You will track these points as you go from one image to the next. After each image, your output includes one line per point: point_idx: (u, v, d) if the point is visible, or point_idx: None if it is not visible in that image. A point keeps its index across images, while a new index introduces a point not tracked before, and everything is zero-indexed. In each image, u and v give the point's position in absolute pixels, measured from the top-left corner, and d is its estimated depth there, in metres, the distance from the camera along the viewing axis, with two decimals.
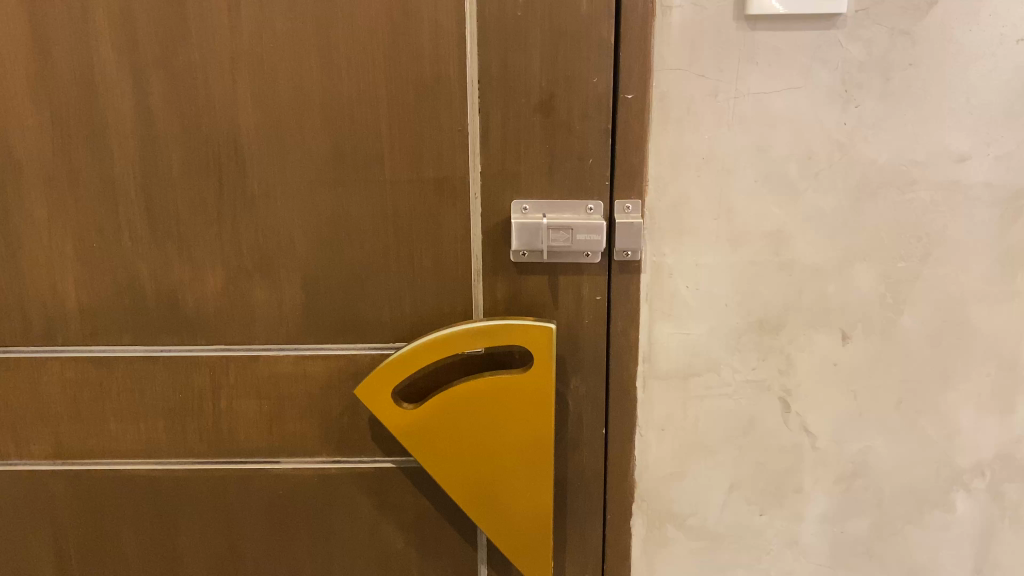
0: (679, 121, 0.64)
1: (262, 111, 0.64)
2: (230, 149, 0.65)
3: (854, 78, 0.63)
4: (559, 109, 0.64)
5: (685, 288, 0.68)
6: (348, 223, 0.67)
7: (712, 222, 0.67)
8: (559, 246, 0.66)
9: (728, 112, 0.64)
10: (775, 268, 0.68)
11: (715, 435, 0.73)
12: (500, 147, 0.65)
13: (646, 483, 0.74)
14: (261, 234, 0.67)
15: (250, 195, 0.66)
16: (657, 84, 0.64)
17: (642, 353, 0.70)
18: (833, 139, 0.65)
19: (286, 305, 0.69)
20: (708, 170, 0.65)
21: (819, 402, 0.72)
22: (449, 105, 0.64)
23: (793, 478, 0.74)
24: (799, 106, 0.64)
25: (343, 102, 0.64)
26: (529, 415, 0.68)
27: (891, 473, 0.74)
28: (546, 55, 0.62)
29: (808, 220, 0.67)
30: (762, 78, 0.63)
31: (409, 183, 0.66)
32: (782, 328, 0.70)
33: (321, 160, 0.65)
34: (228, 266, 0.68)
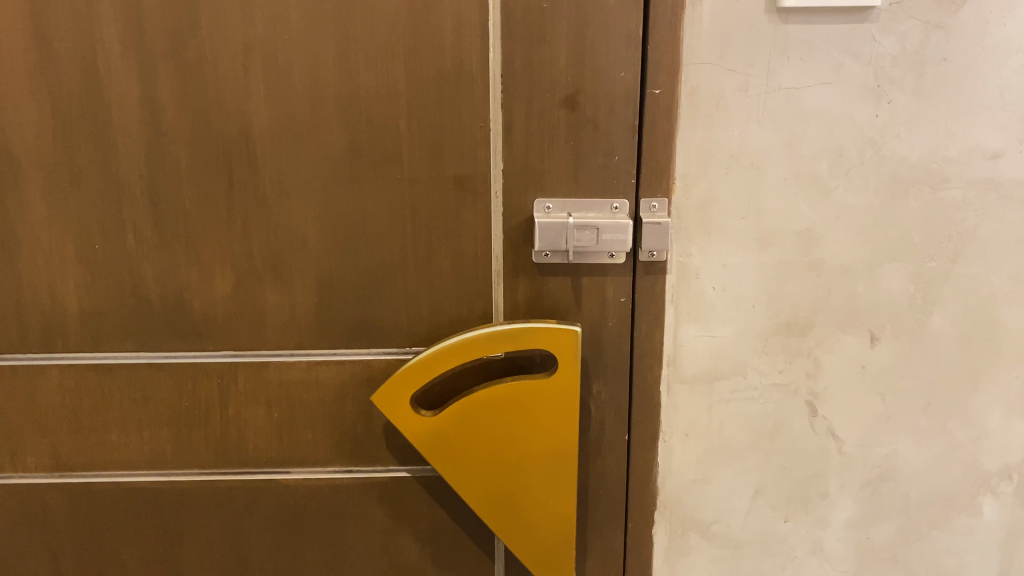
0: (708, 117, 0.62)
1: (275, 106, 0.62)
2: (241, 145, 0.63)
3: (887, 73, 0.62)
4: (586, 104, 0.61)
5: (711, 289, 0.67)
6: (364, 223, 0.64)
7: (740, 221, 0.65)
8: (585, 245, 0.63)
9: (758, 108, 0.62)
10: (804, 269, 0.66)
11: (740, 440, 0.71)
12: (524, 144, 0.62)
13: (668, 490, 0.72)
14: (273, 235, 0.65)
15: (261, 194, 0.64)
16: (686, 79, 0.62)
17: (667, 356, 0.68)
18: (864, 135, 0.63)
19: (298, 308, 0.66)
20: (737, 167, 0.63)
21: (846, 406, 0.70)
22: (471, 100, 0.61)
23: (819, 483, 0.72)
24: (831, 102, 0.62)
25: (360, 96, 0.61)
26: (551, 420, 0.66)
27: (918, 477, 0.72)
28: (572, 49, 0.60)
29: (838, 219, 0.65)
30: (794, 73, 0.62)
31: (428, 181, 0.63)
32: (810, 330, 0.68)
33: (336, 158, 0.63)
34: (238, 268, 0.65)
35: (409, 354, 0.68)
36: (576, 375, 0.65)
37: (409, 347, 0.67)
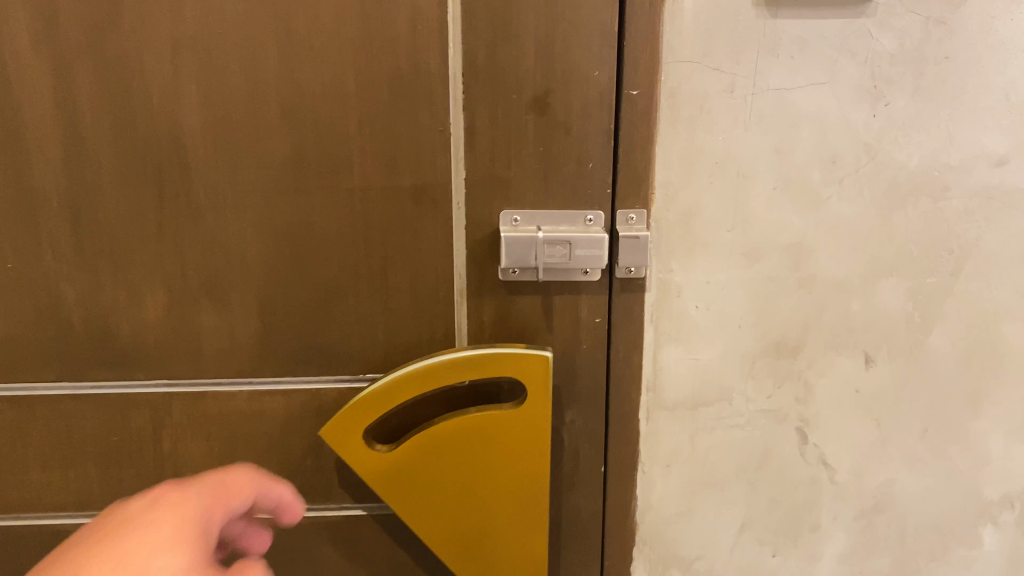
0: (691, 120, 0.57)
1: (209, 108, 0.55)
2: (172, 152, 0.56)
3: (885, 73, 0.57)
4: (556, 107, 0.55)
5: (694, 308, 0.61)
6: (311, 238, 0.58)
7: (725, 234, 0.59)
8: (556, 262, 0.58)
9: (745, 110, 0.57)
10: (794, 285, 0.61)
11: (725, 470, 0.65)
12: (487, 150, 0.56)
13: (648, 525, 0.66)
14: (209, 251, 0.58)
15: (196, 206, 0.57)
16: (666, 78, 0.56)
17: (646, 381, 0.63)
18: (860, 140, 0.58)
19: (238, 332, 0.60)
20: (722, 175, 0.58)
21: (839, 432, 0.65)
22: (429, 101, 0.55)
23: (810, 515, 0.67)
24: (823, 104, 0.57)
25: (305, 97, 0.55)
26: (520, 454, 0.60)
27: (916, 507, 0.67)
28: (541, 45, 0.54)
29: (831, 231, 0.60)
30: (784, 72, 0.56)
31: (381, 191, 0.57)
32: (801, 352, 0.63)
33: (279, 166, 0.56)
34: (170, 289, 0.59)
35: (364, 381, 0.61)
36: (546, 404, 0.59)
37: (363, 374, 0.61)
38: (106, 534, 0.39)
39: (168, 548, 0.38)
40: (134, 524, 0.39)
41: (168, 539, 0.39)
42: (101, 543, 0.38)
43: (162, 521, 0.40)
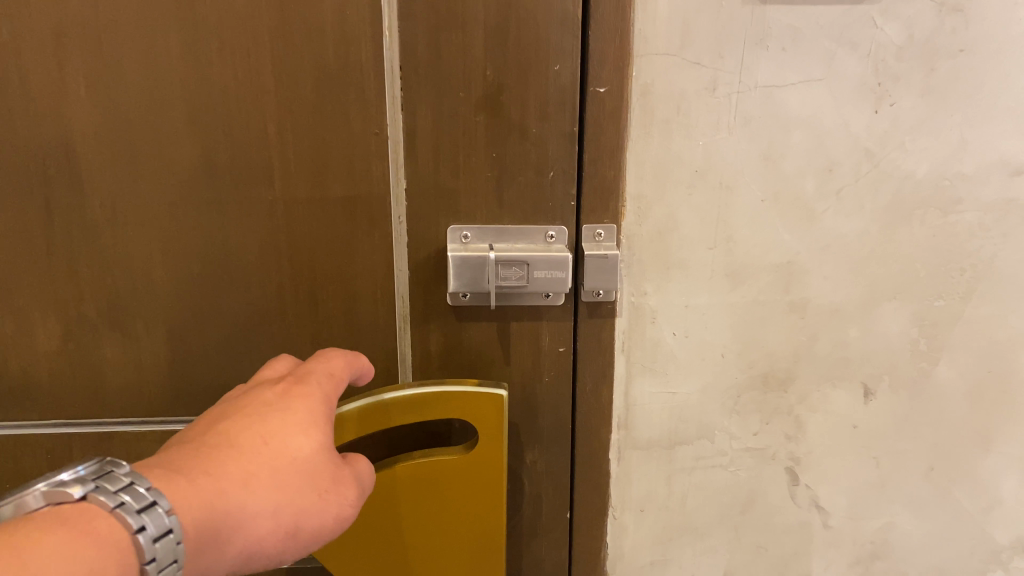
0: (666, 123, 0.49)
1: (104, 108, 0.47)
2: (61, 160, 0.48)
3: (890, 68, 0.49)
4: (510, 106, 0.47)
5: (671, 335, 0.54)
6: (229, 258, 0.50)
7: (706, 252, 0.52)
8: (512, 285, 0.49)
9: (730, 111, 0.49)
10: (784, 310, 0.54)
11: (706, 515, 0.58)
12: (431, 156, 0.48)
13: (619, 574, 0.59)
14: (110, 274, 0.50)
15: (91, 222, 0.49)
16: (638, 73, 0.48)
17: (617, 418, 0.55)
18: (860, 146, 0.50)
19: (146, 365, 0.52)
20: (702, 186, 0.50)
21: (833, 472, 0.58)
22: (361, 100, 0.47)
23: (799, 563, 0.60)
24: (819, 105, 0.49)
25: (215, 94, 0.47)
26: (472, 508, 0.52)
27: (917, 553, 0.60)
28: (492, 34, 0.46)
29: (826, 249, 0.53)
30: (774, 68, 0.49)
31: (308, 204, 0.49)
32: (791, 384, 0.55)
33: (188, 175, 0.49)
34: (66, 316, 0.51)
35: None
36: (502, 451, 0.51)
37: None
38: (244, 414, 0.39)
39: (302, 429, 0.39)
40: (267, 400, 0.40)
41: (296, 420, 0.39)
42: (242, 419, 0.38)
43: (304, 403, 0.40)
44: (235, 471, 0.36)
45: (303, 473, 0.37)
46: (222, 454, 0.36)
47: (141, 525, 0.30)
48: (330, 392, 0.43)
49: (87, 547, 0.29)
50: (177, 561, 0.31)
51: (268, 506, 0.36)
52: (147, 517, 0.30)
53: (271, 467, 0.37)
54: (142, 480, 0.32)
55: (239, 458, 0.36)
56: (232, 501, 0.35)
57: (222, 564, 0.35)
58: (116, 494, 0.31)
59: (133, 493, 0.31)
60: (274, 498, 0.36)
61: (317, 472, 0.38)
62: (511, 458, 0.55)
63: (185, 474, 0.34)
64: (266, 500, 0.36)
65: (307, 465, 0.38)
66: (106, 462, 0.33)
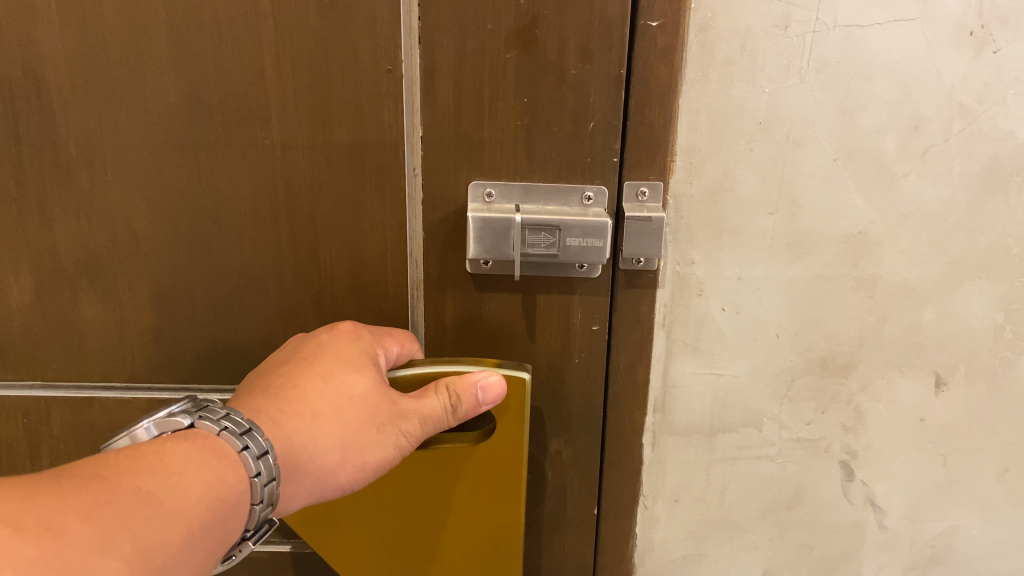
0: (728, 66, 0.42)
1: (78, 32, 0.41)
2: (30, 91, 0.42)
3: (997, 8, 0.41)
4: (546, 43, 0.41)
5: (719, 311, 0.47)
6: (220, 212, 0.44)
7: (766, 218, 0.45)
8: (542, 253, 0.43)
9: (801, 54, 0.42)
10: (850, 287, 0.47)
11: (747, 509, 0.52)
12: (453, 97, 0.42)
13: (647, 569, 0.54)
14: (88, 223, 0.45)
15: (63, 162, 0.44)
16: (697, 7, 0.41)
17: (652, 399, 0.49)
18: (953, 100, 0.43)
19: (128, 327, 0.47)
20: (765, 140, 0.43)
21: (892, 469, 0.52)
22: (373, 29, 0.40)
23: (848, 566, 0.54)
24: (910, 50, 0.42)
25: (204, 18, 0.40)
26: (490, 494, 0.46)
27: (980, 559, 0.54)
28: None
29: (905, 219, 0.46)
30: (860, 2, 0.41)
31: (310, 151, 0.43)
32: (852, 370, 0.49)
33: (173, 113, 0.43)
34: (39, 270, 0.46)
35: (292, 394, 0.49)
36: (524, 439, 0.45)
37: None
38: (301, 357, 0.41)
39: (356, 367, 0.40)
40: (322, 341, 0.41)
41: (353, 357, 0.40)
42: (300, 362, 0.40)
43: (358, 343, 0.41)
44: (302, 413, 0.38)
45: (361, 409, 0.39)
46: (287, 400, 0.39)
47: (245, 444, 0.34)
48: (386, 333, 0.44)
49: (210, 460, 0.33)
50: (276, 477, 0.35)
51: (334, 442, 0.38)
52: (249, 438, 0.35)
53: (332, 405, 0.39)
54: (237, 413, 0.36)
55: (302, 399, 0.39)
56: (302, 440, 0.37)
57: (301, 495, 0.38)
58: (218, 421, 0.35)
59: (233, 421, 0.36)
60: (338, 434, 0.38)
61: (374, 407, 0.39)
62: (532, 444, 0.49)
63: (258, 419, 0.37)
64: (330, 437, 0.38)
65: (365, 399, 0.39)
66: (200, 402, 0.38)
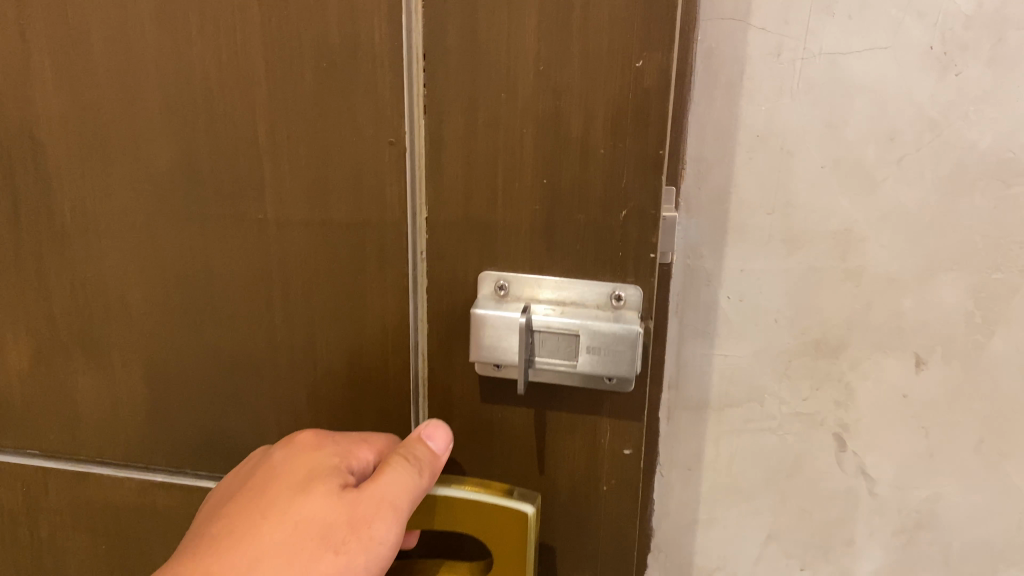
0: (730, 88, 0.48)
1: (72, 128, 0.48)
2: (34, 179, 0.50)
3: (957, 37, 0.46)
4: (570, 118, 0.42)
5: (725, 299, 0.53)
6: (213, 285, 0.50)
7: (765, 217, 0.51)
8: (563, 357, 0.45)
9: (792, 78, 0.48)
10: (838, 278, 0.52)
11: (753, 477, 0.58)
12: (468, 168, 0.44)
13: (664, 531, 0.61)
14: (84, 290, 0.52)
15: (61, 231, 0.51)
16: (704, 37, 0.48)
17: (668, 376, 0.56)
18: (924, 116, 0.48)
19: (119, 400, 0.55)
20: (763, 151, 0.49)
21: (882, 440, 0.56)
22: (375, 105, 0.43)
23: (844, 530, 0.59)
24: (884, 73, 0.47)
25: (212, 99, 0.45)
26: None
27: (965, 525, 0.58)
28: (548, 32, 0.40)
29: (885, 218, 0.50)
30: (842, 35, 0.47)
31: (304, 226, 0.47)
32: (844, 350, 0.54)
33: (163, 185, 0.48)
34: (39, 338, 0.54)
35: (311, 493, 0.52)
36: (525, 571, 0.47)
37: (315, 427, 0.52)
38: (251, 493, 0.43)
39: (301, 496, 0.42)
40: (272, 471, 0.44)
41: (298, 488, 0.43)
42: (249, 500, 0.43)
43: (306, 469, 0.44)
44: (245, 555, 0.40)
45: (310, 539, 0.41)
46: (231, 544, 0.41)
47: None
48: (359, 441, 0.47)
49: None
50: None
51: None
52: None
53: (278, 542, 0.41)
54: None
55: (247, 541, 0.41)
56: None
57: None
58: None
59: None
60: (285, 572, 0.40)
61: (323, 535, 0.41)
62: (569, 513, 0.50)
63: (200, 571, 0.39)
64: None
65: (313, 528, 0.41)
66: None
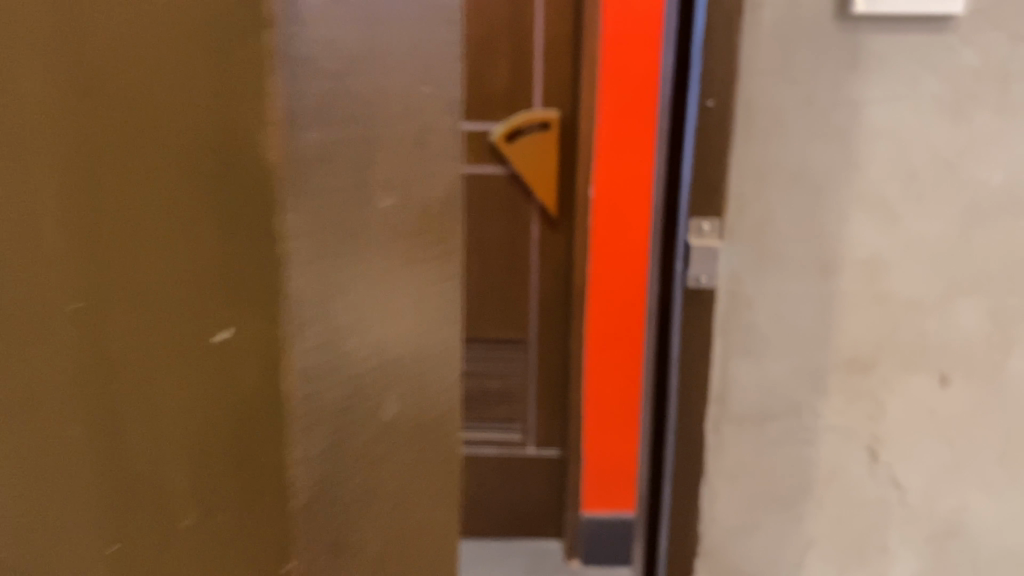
0: (766, 132, 0.48)
1: None
2: None
3: (968, 87, 0.47)
4: (129, 405, 0.23)
5: (765, 319, 0.51)
6: None
7: (800, 247, 0.50)
8: None
9: (823, 121, 0.47)
10: (869, 301, 0.51)
11: (790, 484, 0.56)
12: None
13: (709, 543, 0.58)
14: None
15: None
16: (742, 89, 0.47)
17: (713, 392, 0.54)
18: (940, 157, 0.48)
19: None
20: (798, 189, 0.49)
21: (915, 452, 0.54)
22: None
23: (876, 537, 0.56)
24: (904, 119, 0.47)
25: None
26: None
27: (996, 532, 0.55)
28: (83, 253, 0.21)
29: (913, 248, 0.50)
30: (868, 84, 0.47)
31: None
32: (875, 367, 0.52)
33: None
34: None
35: None
36: None
37: None
38: None
39: None
40: None
41: None
42: None
43: None
44: None
45: None
46: None
47: None
48: None
49: None
50: None
51: None
52: None
53: None
54: None
55: None
56: None
57: None
58: None
59: None
60: None
61: None
62: None
63: None
64: None
65: None
66: None
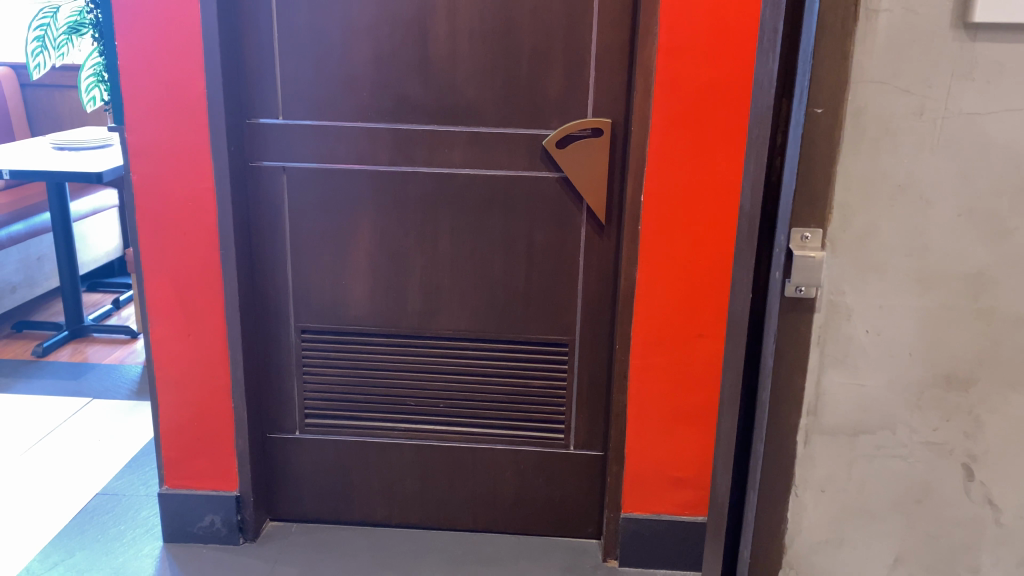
0: (875, 142, 0.56)
1: None
2: None
3: None
4: None
5: (863, 331, 0.60)
6: None
7: (904, 259, 0.59)
8: None
9: (933, 134, 0.56)
10: (971, 316, 0.59)
11: (882, 501, 0.64)
12: None
13: (796, 552, 0.65)
14: None
15: None
16: (854, 96, 0.55)
17: (807, 403, 0.62)
18: None
19: None
20: (904, 200, 0.57)
21: (1010, 472, 0.62)
22: None
23: (968, 556, 0.64)
24: (1015, 130, 0.56)
25: None
26: None
27: None
28: None
29: (1016, 262, 0.58)
30: (979, 97, 0.55)
31: None
32: (974, 384, 0.61)
33: None
34: None
35: None
36: None
37: None
38: None
39: None
40: None
41: None
42: None
43: None
44: None
45: None
46: None
47: None
48: None
49: None
50: None
51: None
52: None
53: None
54: None
55: None
56: None
57: None
58: None
59: None
60: None
61: None
62: None
63: None
64: None
65: None
66: None
